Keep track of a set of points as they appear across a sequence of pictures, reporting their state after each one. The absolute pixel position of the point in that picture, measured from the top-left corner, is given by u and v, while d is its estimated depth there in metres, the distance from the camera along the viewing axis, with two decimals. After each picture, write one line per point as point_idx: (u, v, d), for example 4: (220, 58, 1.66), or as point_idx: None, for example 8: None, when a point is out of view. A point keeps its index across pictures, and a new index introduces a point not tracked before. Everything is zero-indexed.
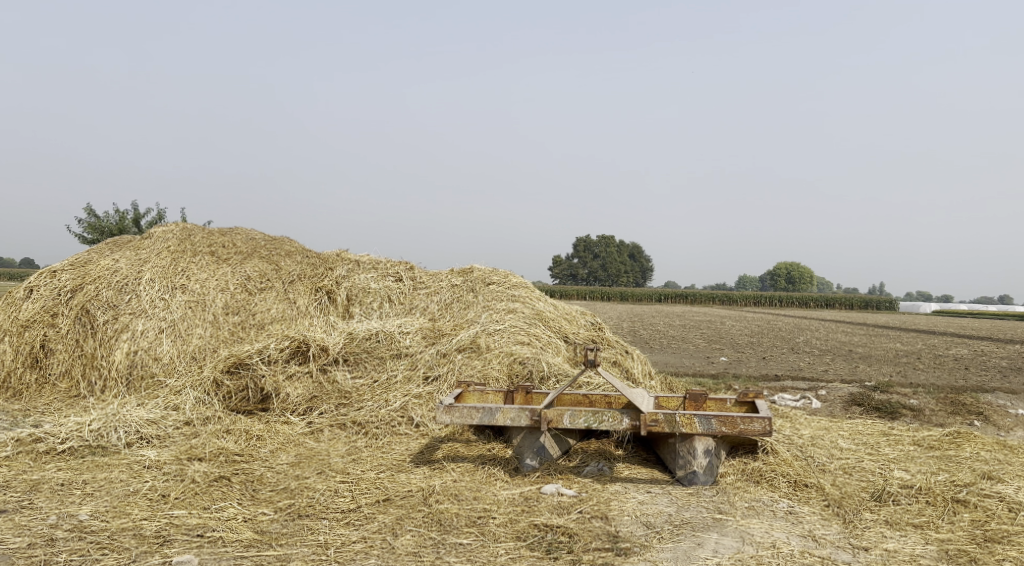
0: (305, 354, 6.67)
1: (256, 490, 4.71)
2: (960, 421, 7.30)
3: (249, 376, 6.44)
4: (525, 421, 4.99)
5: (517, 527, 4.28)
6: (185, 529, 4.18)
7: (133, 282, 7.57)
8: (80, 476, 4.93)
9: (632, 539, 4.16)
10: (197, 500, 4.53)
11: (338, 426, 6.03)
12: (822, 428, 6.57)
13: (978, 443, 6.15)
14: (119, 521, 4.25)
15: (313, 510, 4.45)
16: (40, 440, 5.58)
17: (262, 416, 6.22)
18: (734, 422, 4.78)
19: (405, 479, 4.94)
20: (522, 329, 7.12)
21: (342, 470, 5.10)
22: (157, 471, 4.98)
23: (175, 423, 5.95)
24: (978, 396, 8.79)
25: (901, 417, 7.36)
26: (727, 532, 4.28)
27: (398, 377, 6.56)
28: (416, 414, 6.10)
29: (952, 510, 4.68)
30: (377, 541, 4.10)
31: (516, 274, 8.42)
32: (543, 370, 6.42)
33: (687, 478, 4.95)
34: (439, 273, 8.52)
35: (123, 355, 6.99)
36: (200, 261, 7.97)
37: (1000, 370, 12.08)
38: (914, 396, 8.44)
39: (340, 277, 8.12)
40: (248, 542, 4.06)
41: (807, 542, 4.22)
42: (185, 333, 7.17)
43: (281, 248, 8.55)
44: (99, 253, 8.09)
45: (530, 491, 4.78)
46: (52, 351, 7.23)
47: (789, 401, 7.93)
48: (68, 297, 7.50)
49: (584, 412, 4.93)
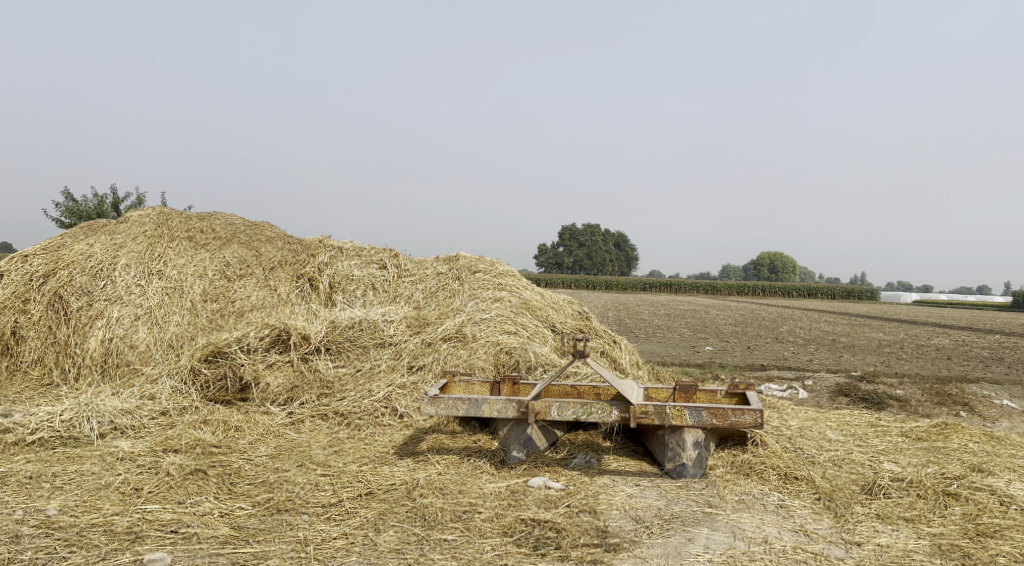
0: (286, 342, 6.50)
1: (234, 483, 4.56)
2: (946, 412, 7.25)
3: (227, 365, 6.26)
4: (512, 413, 4.86)
5: (504, 522, 4.16)
6: (158, 525, 4.03)
7: (107, 267, 7.36)
8: (51, 468, 4.76)
9: (621, 535, 4.06)
10: (171, 495, 4.37)
11: (319, 416, 5.89)
12: (810, 419, 6.51)
13: (967, 434, 6.10)
14: (89, 516, 4.09)
15: (293, 505, 4.31)
16: (9, 431, 5.41)
17: (241, 406, 6.05)
18: (725, 414, 4.69)
19: (389, 472, 4.81)
20: (509, 318, 7.00)
21: (324, 462, 4.97)
22: (131, 463, 4.82)
23: (151, 413, 5.78)
24: (963, 386, 8.75)
25: (887, 408, 7.32)
26: (718, 527, 4.19)
27: (381, 366, 6.42)
28: (399, 404, 5.97)
29: (943, 504, 4.61)
30: (359, 538, 3.97)
31: (503, 263, 8.29)
32: (530, 360, 6.31)
33: (676, 470, 4.86)
34: (424, 261, 8.38)
35: (98, 342, 6.79)
36: (178, 246, 7.76)
37: (982, 360, 11.98)
38: (900, 386, 8.40)
39: (322, 265, 7.94)
40: (225, 539, 3.92)
41: (799, 537, 4.14)
42: (161, 320, 6.98)
43: (262, 234, 8.36)
44: (73, 238, 7.87)
45: (517, 484, 4.67)
46: (23, 338, 7.01)
47: (775, 391, 7.88)
48: (41, 283, 7.29)
49: (572, 404, 4.80)
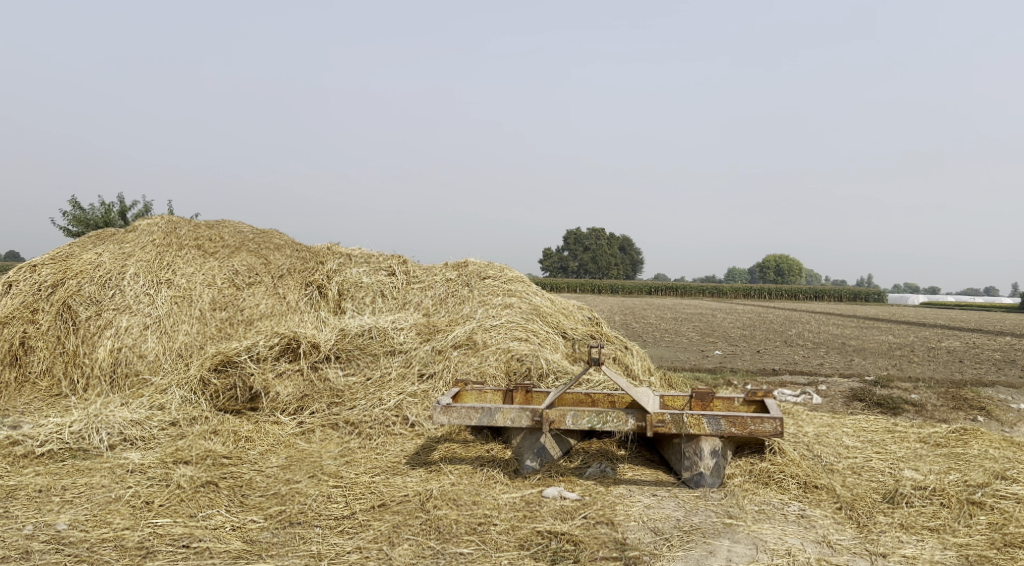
0: (295, 351, 6.43)
1: (246, 495, 4.50)
2: (964, 417, 7.14)
3: (237, 374, 6.21)
4: (527, 422, 4.79)
5: (520, 534, 4.09)
6: (169, 540, 3.97)
7: (116, 277, 7.31)
8: (60, 481, 4.71)
9: (641, 547, 3.98)
10: (182, 508, 4.30)
11: (330, 426, 5.82)
12: (826, 425, 6.41)
13: (987, 440, 6.00)
14: (99, 531, 4.03)
15: (305, 517, 4.24)
16: (18, 443, 5.36)
17: (250, 416, 5.99)
18: (744, 422, 4.60)
19: (401, 483, 4.74)
20: (520, 325, 6.93)
21: (336, 473, 4.90)
22: (142, 475, 4.76)
23: (161, 424, 5.71)
24: (979, 391, 8.63)
25: (903, 413, 7.22)
26: (739, 539, 4.10)
27: (392, 375, 6.35)
28: (411, 413, 5.90)
29: (968, 513, 4.51)
30: (373, 552, 3.90)
31: (512, 268, 8.22)
32: (542, 367, 6.23)
33: (694, 480, 4.78)
34: (433, 268, 8.32)
35: (107, 353, 6.75)
36: (186, 255, 7.72)
37: (994, 363, 11.87)
38: (916, 391, 8.29)
39: (331, 272, 7.89)
40: (237, 553, 3.86)
41: (822, 549, 4.06)
42: (170, 329, 6.94)
43: (270, 242, 8.31)
44: (81, 247, 7.83)
45: (532, 495, 4.60)
46: (32, 349, 6.97)
47: (789, 396, 7.78)
48: (49, 292, 7.24)
49: (587, 413, 4.72)
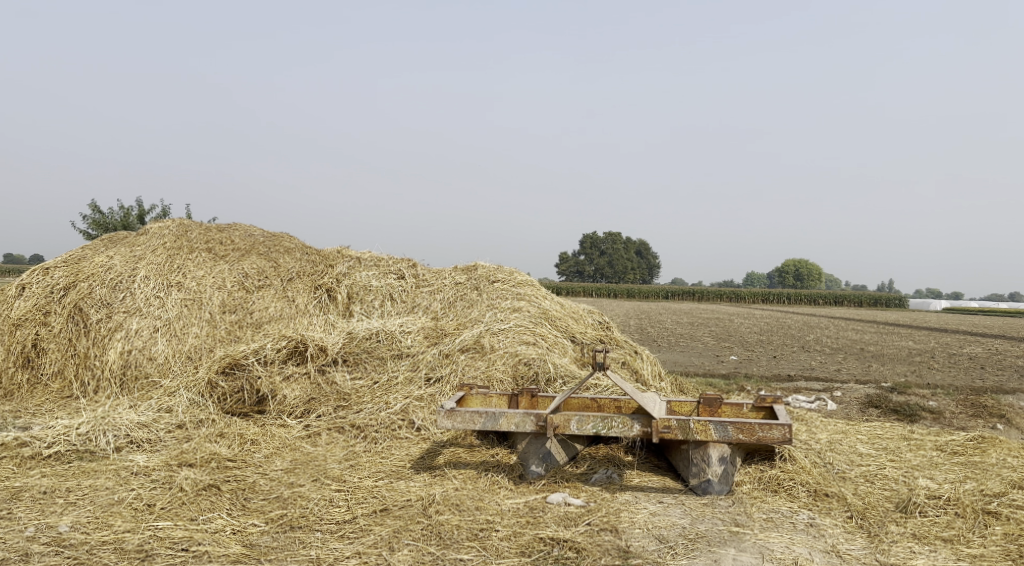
0: (303, 354, 6.43)
1: (248, 499, 4.48)
2: (982, 424, 6.99)
3: (245, 377, 6.21)
4: (531, 427, 4.73)
5: (521, 541, 4.03)
6: (169, 543, 3.95)
7: (127, 280, 7.34)
8: (65, 483, 4.71)
9: (644, 555, 3.92)
10: (184, 511, 4.30)
11: (336, 429, 5.80)
12: (840, 432, 6.29)
13: (1005, 448, 5.85)
14: (100, 534, 4.03)
15: (306, 521, 4.22)
16: (25, 445, 5.37)
17: (257, 419, 5.98)
18: (752, 429, 4.52)
19: (404, 487, 4.70)
20: (528, 329, 6.88)
21: (339, 477, 4.86)
22: (145, 478, 4.75)
23: (167, 427, 5.72)
24: (1000, 398, 8.44)
25: (920, 420, 7.08)
26: (745, 548, 4.03)
27: (399, 379, 6.32)
28: (417, 417, 5.87)
29: (983, 523, 4.40)
30: (372, 557, 3.86)
31: (521, 272, 8.17)
32: (549, 371, 6.17)
33: (702, 487, 4.69)
34: (442, 271, 8.29)
35: (117, 355, 6.78)
36: (197, 258, 7.75)
37: (1017, 370, 11.64)
38: (934, 398, 8.12)
39: (340, 275, 7.88)
40: (236, 557, 3.84)
41: (830, 559, 3.97)
42: (180, 332, 6.96)
43: (281, 245, 8.31)
44: (94, 250, 7.88)
45: (536, 501, 4.54)
46: (44, 351, 7.01)
47: (803, 403, 7.66)
48: (62, 295, 7.28)
49: (592, 418, 4.65)
